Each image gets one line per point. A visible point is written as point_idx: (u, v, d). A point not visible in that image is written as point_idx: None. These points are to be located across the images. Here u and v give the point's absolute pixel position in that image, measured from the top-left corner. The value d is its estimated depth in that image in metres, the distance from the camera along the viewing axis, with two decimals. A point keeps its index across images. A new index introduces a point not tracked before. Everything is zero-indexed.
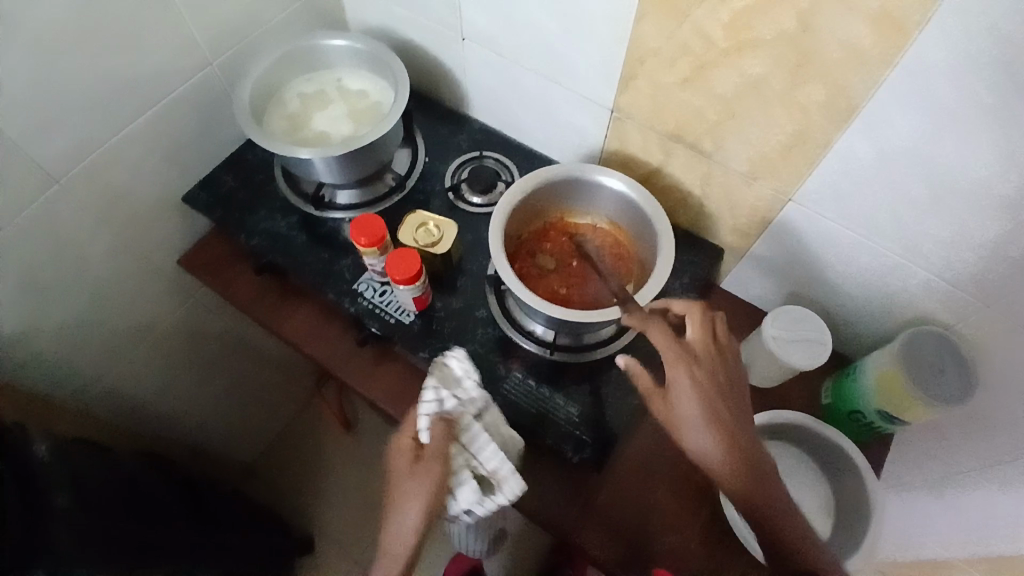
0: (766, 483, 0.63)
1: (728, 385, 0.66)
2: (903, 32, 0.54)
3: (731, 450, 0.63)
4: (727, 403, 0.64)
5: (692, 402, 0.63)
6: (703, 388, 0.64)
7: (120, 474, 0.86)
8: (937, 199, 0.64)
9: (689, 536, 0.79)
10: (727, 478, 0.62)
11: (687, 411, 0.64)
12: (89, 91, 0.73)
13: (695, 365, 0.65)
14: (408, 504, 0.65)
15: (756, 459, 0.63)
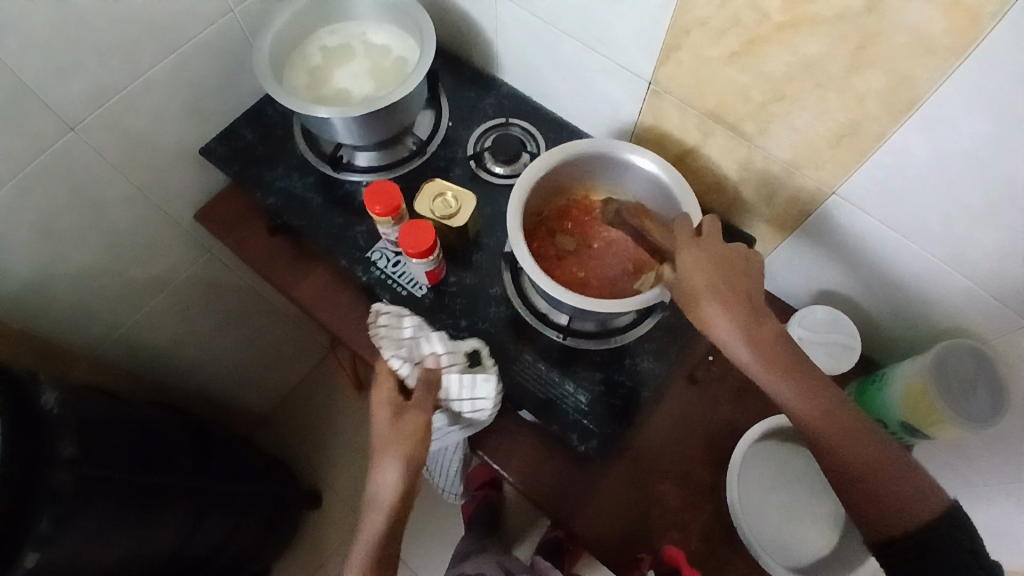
0: (799, 370, 0.58)
1: (740, 272, 0.63)
2: (976, 25, 0.49)
3: (750, 335, 0.60)
4: (737, 288, 0.62)
5: (704, 290, 0.62)
6: (707, 267, 0.63)
7: (132, 423, 0.87)
8: (993, 208, 0.59)
9: (690, 532, 0.77)
10: (753, 359, 0.59)
11: (701, 301, 0.61)
12: (106, 36, 0.70)
13: (699, 249, 0.65)
14: (399, 445, 0.69)
15: (783, 344, 0.59)
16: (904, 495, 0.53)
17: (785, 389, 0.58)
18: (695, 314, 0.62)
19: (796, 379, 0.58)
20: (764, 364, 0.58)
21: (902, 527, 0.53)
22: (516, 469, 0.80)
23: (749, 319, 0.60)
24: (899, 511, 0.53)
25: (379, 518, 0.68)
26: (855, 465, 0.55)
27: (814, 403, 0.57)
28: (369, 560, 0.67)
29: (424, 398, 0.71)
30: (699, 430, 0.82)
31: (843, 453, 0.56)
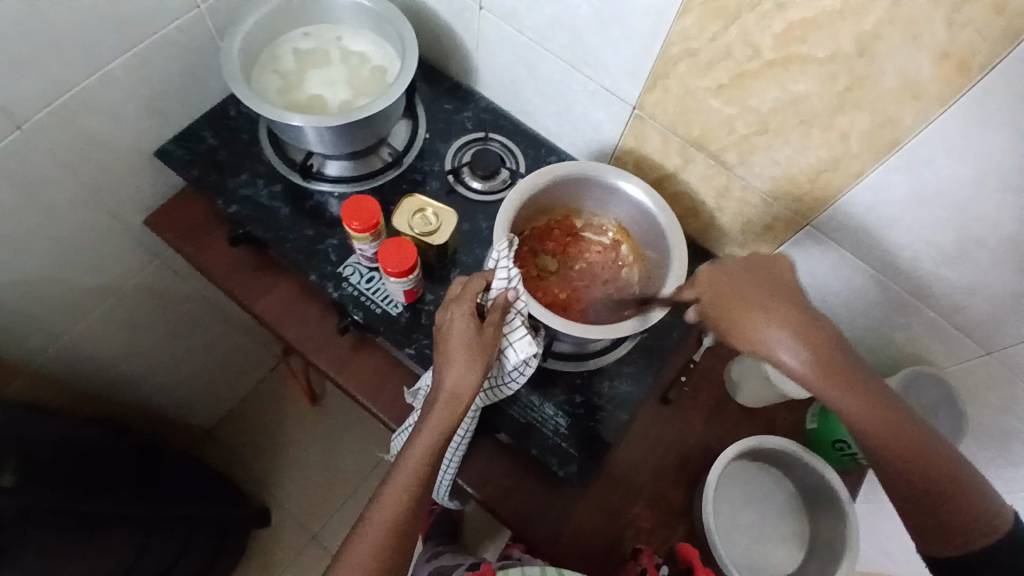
0: (867, 388, 0.57)
1: (782, 286, 0.61)
2: (965, 75, 0.51)
3: (821, 358, 0.57)
4: (790, 307, 0.59)
5: (762, 318, 0.59)
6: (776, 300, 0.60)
7: (73, 443, 0.80)
8: (962, 245, 0.62)
9: (665, 554, 0.77)
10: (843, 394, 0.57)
11: (757, 327, 0.59)
12: (62, 27, 0.64)
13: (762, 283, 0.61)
14: (462, 357, 0.62)
15: (847, 359, 0.58)
16: (976, 507, 0.56)
17: (860, 412, 0.57)
18: (751, 342, 0.59)
19: (866, 398, 0.57)
20: (837, 390, 0.57)
21: (977, 539, 0.56)
22: (491, 492, 0.78)
23: (815, 339, 0.57)
24: (974, 527, 0.56)
25: (432, 434, 0.61)
26: (935, 484, 0.57)
27: (888, 422, 0.57)
28: (419, 474, 0.61)
29: (496, 323, 0.64)
30: (672, 451, 0.83)
31: (926, 475, 0.57)
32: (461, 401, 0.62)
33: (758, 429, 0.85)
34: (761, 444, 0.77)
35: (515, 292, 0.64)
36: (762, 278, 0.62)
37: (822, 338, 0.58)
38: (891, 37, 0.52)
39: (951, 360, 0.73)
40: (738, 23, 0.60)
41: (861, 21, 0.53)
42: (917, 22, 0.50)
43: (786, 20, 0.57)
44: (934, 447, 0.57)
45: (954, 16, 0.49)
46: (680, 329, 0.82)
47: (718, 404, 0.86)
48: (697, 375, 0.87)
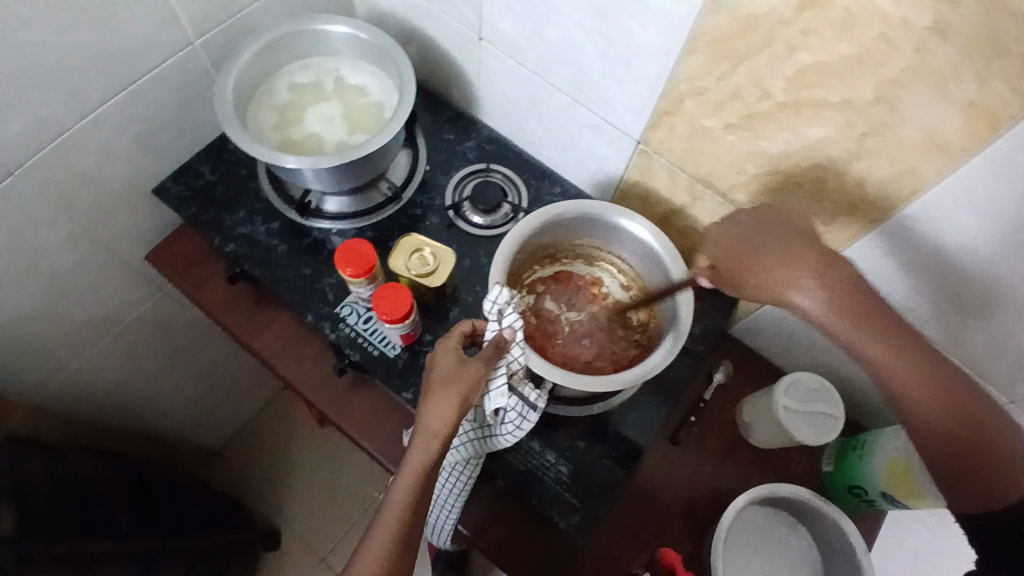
0: (883, 321, 0.53)
1: (790, 224, 0.59)
2: (993, 128, 0.48)
3: (825, 283, 0.55)
4: (798, 245, 0.57)
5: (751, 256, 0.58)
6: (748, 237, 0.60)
7: (72, 478, 0.81)
8: (989, 298, 0.58)
9: (644, 562, 0.76)
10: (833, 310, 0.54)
11: (767, 274, 0.57)
12: (51, 71, 0.64)
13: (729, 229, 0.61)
14: (443, 391, 0.60)
15: (863, 292, 0.54)
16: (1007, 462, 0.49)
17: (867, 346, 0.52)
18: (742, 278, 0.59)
19: (885, 332, 0.53)
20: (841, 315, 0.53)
21: (1006, 502, 0.48)
22: (492, 541, 0.75)
23: (829, 270, 0.55)
24: (1002, 483, 0.48)
25: (414, 474, 0.59)
26: (959, 434, 0.50)
27: (908, 359, 0.52)
28: (400, 519, 0.58)
29: (489, 361, 0.61)
30: (679, 496, 0.80)
31: (943, 424, 0.51)
32: (438, 436, 0.59)
33: (769, 473, 0.81)
34: (772, 493, 0.74)
35: (513, 331, 0.62)
36: (769, 222, 0.60)
37: (833, 266, 0.56)
38: (912, 86, 0.49)
39: None
40: (746, 64, 0.57)
41: (882, 67, 0.50)
42: (942, 71, 0.47)
43: (797, 64, 0.54)
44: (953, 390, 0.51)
45: (984, 66, 0.45)
46: (689, 369, 0.79)
47: (727, 446, 0.83)
48: (707, 416, 0.84)
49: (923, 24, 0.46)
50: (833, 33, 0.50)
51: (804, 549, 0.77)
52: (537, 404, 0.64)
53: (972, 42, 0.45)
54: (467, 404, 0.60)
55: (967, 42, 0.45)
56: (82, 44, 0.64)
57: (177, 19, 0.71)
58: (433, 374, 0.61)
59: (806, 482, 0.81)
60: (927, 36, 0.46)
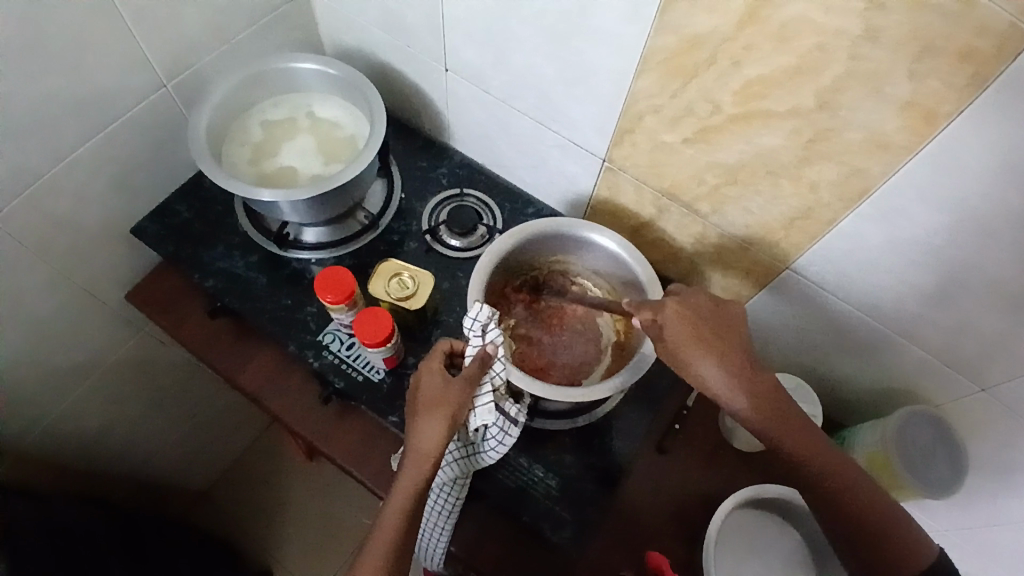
0: (797, 422, 0.60)
1: (726, 321, 0.62)
2: (931, 124, 0.51)
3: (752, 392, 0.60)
4: (732, 344, 0.61)
5: (695, 349, 0.61)
6: (689, 327, 0.62)
7: (59, 525, 0.79)
8: (947, 288, 0.61)
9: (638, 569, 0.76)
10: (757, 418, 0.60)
11: (699, 366, 0.61)
12: (25, 119, 0.65)
13: (681, 310, 0.63)
14: (431, 413, 0.61)
15: (777, 395, 0.61)
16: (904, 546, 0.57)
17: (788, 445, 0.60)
18: (690, 370, 0.61)
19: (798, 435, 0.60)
20: (767, 422, 0.60)
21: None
22: (486, 560, 0.75)
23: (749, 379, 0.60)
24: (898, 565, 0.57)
25: (404, 497, 0.59)
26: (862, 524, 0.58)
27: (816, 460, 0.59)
28: (393, 539, 0.58)
29: (472, 379, 0.63)
30: (668, 503, 0.81)
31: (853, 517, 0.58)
32: (429, 457, 0.60)
33: (755, 474, 0.83)
34: (759, 494, 0.77)
35: (494, 347, 0.64)
36: (706, 308, 0.63)
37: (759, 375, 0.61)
38: (850, 91, 0.52)
39: (945, 396, 0.71)
40: (696, 81, 0.60)
41: (820, 76, 0.53)
42: (876, 75, 0.50)
43: (743, 78, 0.57)
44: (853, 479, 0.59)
45: (915, 66, 0.48)
46: (669, 376, 0.81)
47: (712, 451, 0.84)
48: (691, 422, 0.85)
49: (854, 32, 0.49)
50: (773, 46, 0.53)
51: (795, 547, 0.78)
52: (518, 419, 0.66)
53: (901, 47, 0.48)
54: (455, 425, 0.61)
55: (896, 46, 0.48)
56: (54, 91, 0.66)
57: (148, 62, 0.73)
58: (419, 397, 0.62)
59: None
60: (860, 43, 0.49)
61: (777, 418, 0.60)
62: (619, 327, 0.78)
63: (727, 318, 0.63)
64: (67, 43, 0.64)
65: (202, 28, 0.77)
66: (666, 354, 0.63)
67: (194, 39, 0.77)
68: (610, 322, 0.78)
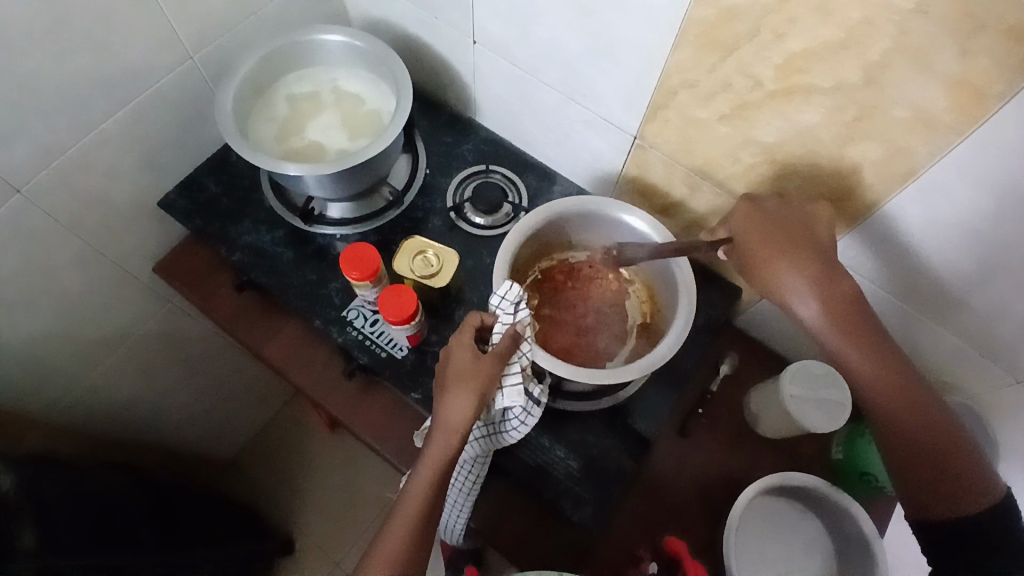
0: (871, 340, 0.58)
1: (808, 235, 0.61)
2: (983, 104, 0.48)
3: (822, 296, 0.59)
4: (807, 252, 0.60)
5: (771, 258, 0.60)
6: (770, 236, 0.61)
7: (91, 492, 0.82)
8: (989, 275, 0.59)
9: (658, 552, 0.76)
10: (832, 321, 0.58)
11: (773, 272, 0.60)
12: (54, 93, 0.65)
13: (762, 218, 0.62)
14: (460, 388, 0.60)
15: (855, 307, 0.59)
16: (968, 478, 0.56)
17: (855, 360, 0.58)
18: (765, 280, 0.61)
19: (867, 343, 0.58)
20: (836, 329, 0.58)
21: (956, 506, 0.55)
22: (506, 538, 0.76)
23: (825, 284, 0.59)
24: (960, 488, 0.56)
25: (430, 471, 0.59)
26: (921, 436, 0.57)
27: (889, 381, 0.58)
28: (417, 514, 0.59)
29: (502, 357, 0.62)
30: (690, 487, 0.80)
31: (914, 430, 0.57)
32: (456, 432, 0.60)
33: (780, 460, 0.82)
34: (781, 480, 0.75)
35: (523, 326, 0.63)
36: (790, 217, 0.62)
37: (833, 281, 0.59)
38: (900, 68, 0.50)
39: (982, 387, 0.69)
40: (735, 55, 0.58)
41: (868, 51, 0.50)
42: (928, 52, 0.48)
43: (785, 52, 0.55)
44: (918, 393, 0.58)
45: (969, 44, 0.46)
46: (695, 359, 0.79)
47: (737, 436, 0.83)
48: (715, 405, 0.84)
49: (906, 5, 0.46)
50: (818, 19, 0.51)
51: (819, 535, 0.77)
52: (540, 399, 0.66)
53: (956, 22, 0.45)
54: (483, 401, 0.60)
55: (951, 22, 0.45)
56: (82, 65, 0.66)
57: (174, 35, 0.73)
58: (449, 372, 0.62)
59: (815, 466, 0.82)
60: (912, 17, 0.46)
61: (849, 324, 0.58)
62: (645, 310, 0.77)
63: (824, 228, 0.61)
64: (92, 17, 0.64)
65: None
66: (741, 267, 0.64)
67: (218, 10, 0.76)
68: (635, 304, 0.78)
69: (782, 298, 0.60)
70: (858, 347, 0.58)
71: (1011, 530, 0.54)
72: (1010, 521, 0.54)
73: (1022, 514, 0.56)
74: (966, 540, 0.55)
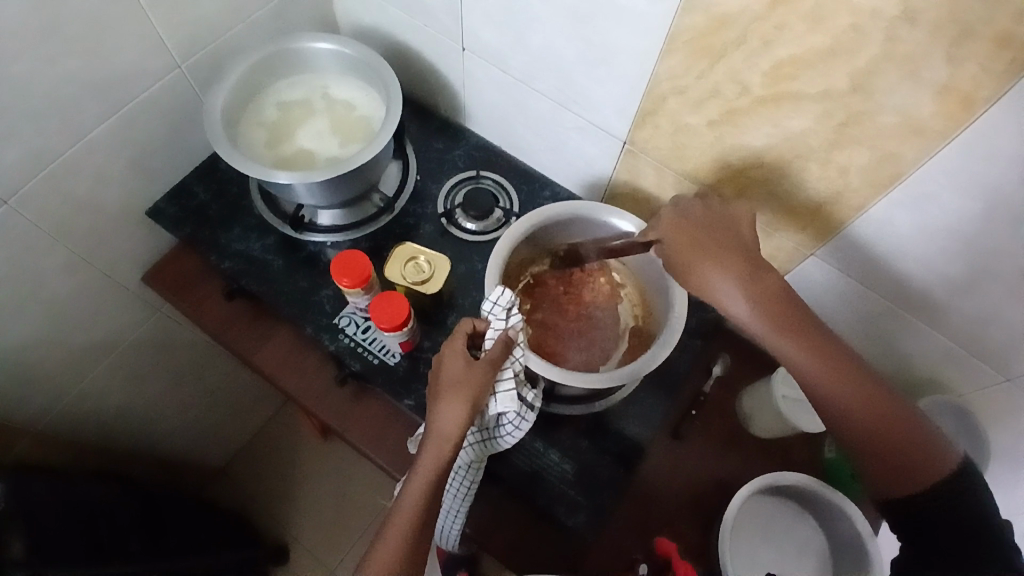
0: (808, 332, 0.58)
1: (732, 233, 0.62)
2: (968, 110, 0.49)
3: (749, 291, 0.59)
4: (730, 248, 0.61)
5: (696, 254, 0.61)
6: (688, 234, 0.62)
7: (82, 502, 0.81)
8: (974, 278, 0.59)
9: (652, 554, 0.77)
10: (758, 317, 0.58)
11: (697, 268, 0.61)
12: (42, 101, 0.65)
13: (679, 219, 0.64)
14: (454, 395, 0.60)
15: (787, 300, 0.59)
16: (921, 452, 0.55)
17: (791, 352, 0.57)
18: (692, 276, 0.61)
19: (799, 334, 0.58)
20: (767, 322, 0.58)
21: (916, 483, 0.54)
22: (500, 544, 0.76)
23: (749, 277, 0.59)
24: (914, 466, 0.55)
25: (425, 479, 0.59)
26: (868, 420, 0.56)
27: (839, 377, 0.56)
28: (412, 523, 0.58)
29: (495, 363, 0.62)
30: (683, 489, 0.80)
31: (860, 415, 0.56)
32: (450, 440, 0.59)
33: (771, 461, 0.82)
34: (773, 481, 0.75)
35: (516, 331, 0.64)
36: (713, 221, 0.63)
37: (759, 276, 0.60)
38: (886, 74, 0.50)
39: (969, 387, 0.70)
40: (724, 61, 0.58)
41: (855, 58, 0.51)
42: (914, 58, 0.48)
43: (773, 59, 0.55)
44: (861, 377, 0.57)
45: (955, 51, 0.46)
46: (686, 362, 0.80)
47: (728, 438, 0.84)
48: (708, 408, 0.85)
49: (892, 12, 0.47)
50: (806, 27, 0.51)
51: (810, 534, 0.78)
52: (534, 404, 0.66)
53: (941, 29, 0.46)
54: (476, 408, 0.61)
55: (936, 29, 0.46)
56: (71, 73, 0.65)
57: (163, 43, 0.72)
58: (442, 379, 0.61)
59: (807, 467, 0.82)
60: (898, 24, 0.47)
61: (778, 316, 0.58)
62: (638, 314, 0.77)
63: (740, 224, 0.62)
64: (81, 25, 0.63)
65: (216, 7, 0.76)
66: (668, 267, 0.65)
67: (208, 18, 0.76)
68: (628, 307, 0.78)
69: (710, 295, 0.61)
70: (790, 337, 0.57)
71: (971, 492, 0.54)
72: (968, 499, 0.53)
73: (979, 477, 0.55)
74: (936, 518, 0.54)
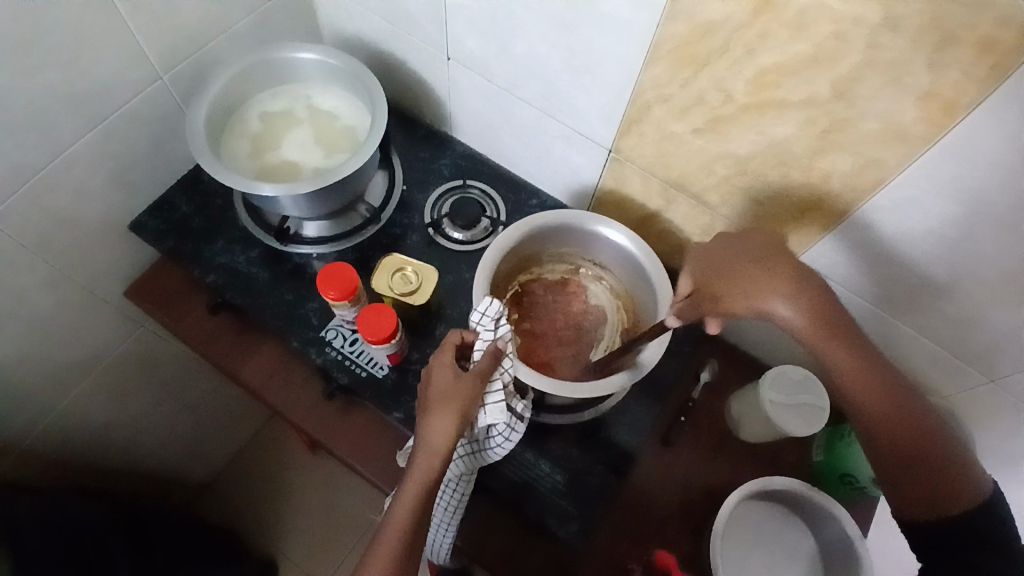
0: (860, 347, 0.55)
1: (773, 247, 0.59)
2: (950, 115, 0.49)
3: (802, 301, 0.55)
4: (777, 262, 0.57)
5: (742, 273, 0.57)
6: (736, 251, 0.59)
7: (64, 521, 0.79)
8: (957, 281, 0.60)
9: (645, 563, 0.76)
10: (811, 329, 0.54)
11: (744, 286, 0.57)
12: (21, 113, 0.63)
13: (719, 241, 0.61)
14: (442, 408, 0.59)
15: (836, 311, 0.55)
16: (958, 479, 0.54)
17: (840, 366, 0.54)
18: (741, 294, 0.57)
19: (850, 347, 0.54)
20: (820, 335, 0.54)
21: (951, 511, 0.53)
22: (492, 556, 0.75)
23: (803, 290, 0.55)
24: (952, 492, 0.53)
25: (413, 494, 0.58)
26: (909, 442, 0.54)
27: (881, 397, 0.54)
28: (400, 539, 0.57)
29: (484, 374, 0.62)
30: (674, 496, 0.80)
31: (900, 437, 0.54)
32: (438, 453, 0.59)
33: (761, 466, 0.82)
34: (765, 486, 0.75)
35: (505, 342, 0.64)
36: (755, 240, 0.60)
37: (808, 285, 0.56)
38: (869, 81, 0.51)
39: (955, 389, 0.70)
40: (708, 70, 0.58)
41: (837, 65, 0.51)
42: (896, 65, 0.49)
43: (757, 67, 0.56)
44: (905, 398, 0.54)
45: (936, 57, 0.47)
46: (675, 369, 0.80)
47: (718, 444, 0.84)
48: (697, 414, 0.85)
49: (873, 20, 0.47)
50: (788, 34, 0.52)
51: (802, 539, 0.78)
52: (523, 415, 0.66)
53: (922, 36, 0.46)
54: (465, 420, 0.60)
55: (918, 36, 0.46)
56: (51, 84, 0.64)
57: (144, 54, 0.71)
58: (430, 391, 0.61)
59: (796, 471, 0.83)
60: (880, 32, 0.48)
61: (831, 330, 0.54)
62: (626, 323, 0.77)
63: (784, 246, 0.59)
64: (61, 35, 0.62)
65: (198, 18, 0.75)
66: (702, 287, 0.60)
67: (190, 28, 0.75)
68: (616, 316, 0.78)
69: (761, 308, 0.56)
70: (846, 353, 0.54)
71: (1003, 525, 0.53)
72: (997, 524, 0.52)
73: (1006, 506, 0.54)
74: (968, 546, 0.52)
